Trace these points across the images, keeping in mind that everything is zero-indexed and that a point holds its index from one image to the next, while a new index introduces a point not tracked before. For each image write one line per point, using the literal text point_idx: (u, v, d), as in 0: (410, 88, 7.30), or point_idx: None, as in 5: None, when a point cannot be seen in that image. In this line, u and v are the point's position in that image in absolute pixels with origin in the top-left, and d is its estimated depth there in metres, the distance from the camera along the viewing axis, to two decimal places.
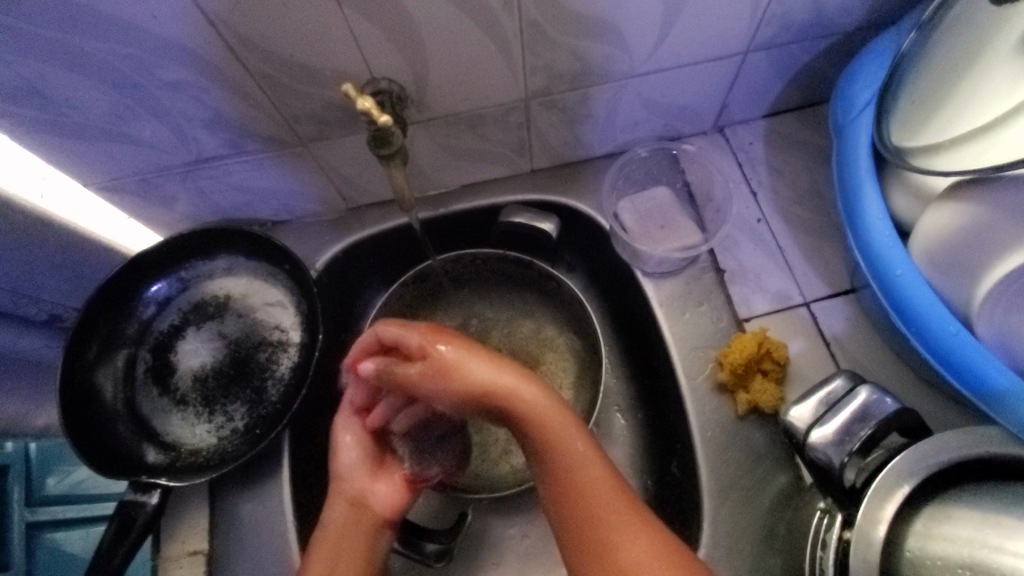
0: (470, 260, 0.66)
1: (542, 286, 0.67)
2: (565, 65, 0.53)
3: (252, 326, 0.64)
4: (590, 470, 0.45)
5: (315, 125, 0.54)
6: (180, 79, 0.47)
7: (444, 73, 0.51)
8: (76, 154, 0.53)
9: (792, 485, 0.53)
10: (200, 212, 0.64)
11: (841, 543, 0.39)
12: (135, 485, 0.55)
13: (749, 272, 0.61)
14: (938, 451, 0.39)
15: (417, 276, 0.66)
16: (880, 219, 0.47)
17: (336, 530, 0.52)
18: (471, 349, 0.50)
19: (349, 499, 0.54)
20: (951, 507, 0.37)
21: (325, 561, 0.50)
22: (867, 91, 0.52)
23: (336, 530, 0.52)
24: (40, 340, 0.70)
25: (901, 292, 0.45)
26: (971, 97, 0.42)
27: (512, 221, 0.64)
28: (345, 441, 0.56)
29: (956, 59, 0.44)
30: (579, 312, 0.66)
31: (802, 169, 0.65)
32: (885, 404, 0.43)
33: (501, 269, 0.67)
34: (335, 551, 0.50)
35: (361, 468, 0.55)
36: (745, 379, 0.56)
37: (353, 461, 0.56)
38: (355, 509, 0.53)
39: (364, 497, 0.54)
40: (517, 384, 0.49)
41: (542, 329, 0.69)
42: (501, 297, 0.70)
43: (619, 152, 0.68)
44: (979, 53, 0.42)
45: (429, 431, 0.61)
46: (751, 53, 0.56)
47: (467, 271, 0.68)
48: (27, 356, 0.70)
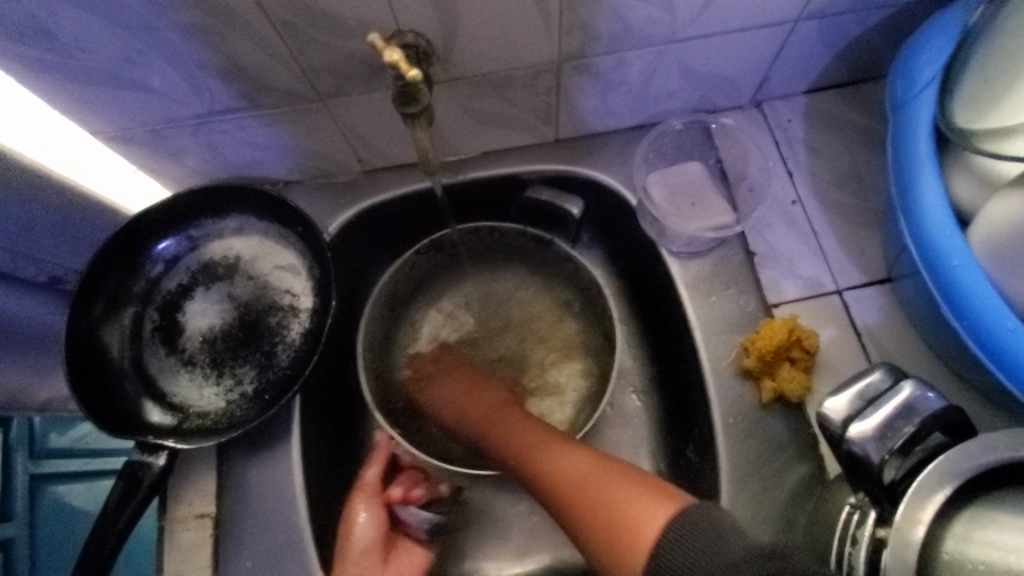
0: (488, 234, 0.64)
1: (558, 265, 0.65)
2: (604, 26, 0.49)
3: (262, 290, 0.62)
4: (589, 470, 0.45)
5: (336, 79, 0.51)
6: (194, 21, 0.44)
7: (476, 29, 0.47)
8: (85, 100, 0.50)
9: (814, 476, 0.52)
10: (210, 167, 0.61)
11: (873, 540, 0.38)
12: (141, 445, 0.54)
13: (781, 256, 0.58)
14: (983, 452, 0.37)
15: (433, 245, 0.64)
16: (938, 206, 0.44)
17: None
18: (471, 389, 0.60)
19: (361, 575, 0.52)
20: (995, 511, 0.35)
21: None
22: (931, 68, 0.48)
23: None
24: (43, 307, 0.66)
25: (956, 285, 0.43)
26: None
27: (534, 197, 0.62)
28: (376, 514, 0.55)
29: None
30: (595, 297, 0.63)
31: (843, 150, 0.61)
32: (930, 401, 0.41)
33: (516, 246, 0.65)
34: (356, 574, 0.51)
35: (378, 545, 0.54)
36: (773, 366, 0.54)
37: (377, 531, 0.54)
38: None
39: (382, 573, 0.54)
40: (534, 435, 0.51)
41: (550, 308, 0.67)
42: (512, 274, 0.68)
43: (651, 123, 0.64)
44: None
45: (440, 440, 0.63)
46: (802, 22, 0.52)
47: (480, 246, 0.66)
48: (26, 325, 0.65)
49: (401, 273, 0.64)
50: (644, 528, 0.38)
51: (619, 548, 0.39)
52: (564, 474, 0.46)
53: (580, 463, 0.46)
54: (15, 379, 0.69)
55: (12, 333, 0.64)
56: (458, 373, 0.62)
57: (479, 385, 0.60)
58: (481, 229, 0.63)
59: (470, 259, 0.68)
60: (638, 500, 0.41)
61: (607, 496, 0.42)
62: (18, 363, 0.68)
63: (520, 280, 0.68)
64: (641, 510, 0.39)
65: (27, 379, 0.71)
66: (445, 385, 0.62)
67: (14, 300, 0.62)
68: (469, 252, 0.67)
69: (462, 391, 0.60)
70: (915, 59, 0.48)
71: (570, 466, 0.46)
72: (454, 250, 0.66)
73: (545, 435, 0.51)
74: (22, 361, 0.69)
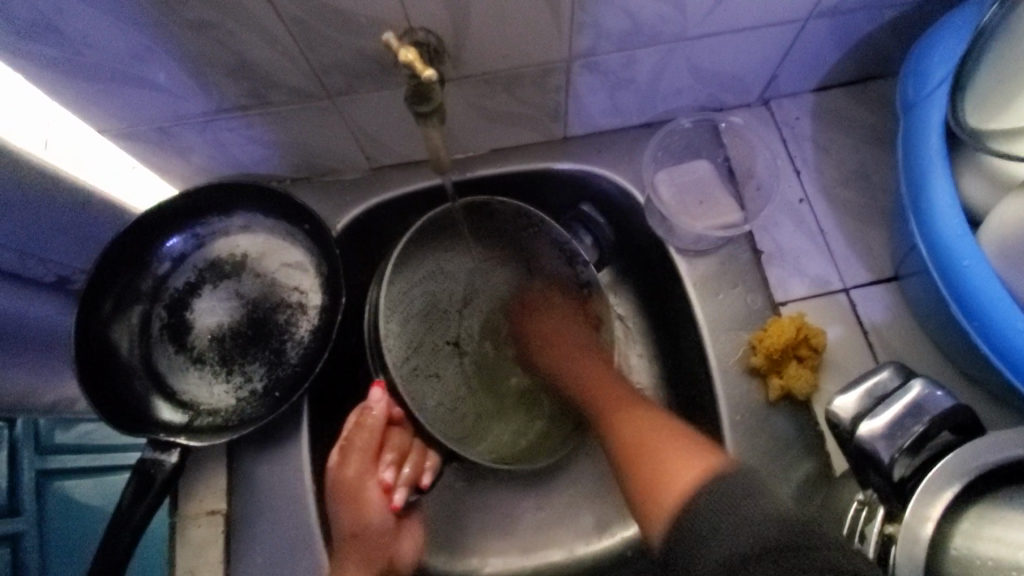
0: (524, 226, 0.62)
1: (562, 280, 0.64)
2: (615, 24, 0.49)
3: (270, 287, 0.62)
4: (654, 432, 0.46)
5: (345, 77, 0.50)
6: (205, 19, 0.43)
7: (487, 26, 0.47)
8: (94, 98, 0.50)
9: (820, 473, 0.53)
10: (217, 165, 0.61)
11: (882, 536, 0.39)
12: (153, 442, 0.54)
13: (788, 254, 0.59)
14: (991, 450, 0.38)
15: (478, 205, 0.61)
16: (950, 207, 0.44)
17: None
18: (567, 332, 0.62)
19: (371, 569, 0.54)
20: (1002, 508, 0.36)
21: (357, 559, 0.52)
22: (943, 67, 0.47)
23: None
24: (51, 306, 0.66)
25: (967, 284, 0.43)
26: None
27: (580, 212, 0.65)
28: (371, 505, 0.55)
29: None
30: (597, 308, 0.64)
31: (849, 148, 0.62)
32: (939, 400, 0.41)
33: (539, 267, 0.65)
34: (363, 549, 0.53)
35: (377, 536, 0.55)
36: (780, 364, 0.54)
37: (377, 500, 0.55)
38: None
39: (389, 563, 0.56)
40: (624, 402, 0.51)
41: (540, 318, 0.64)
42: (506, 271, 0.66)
43: (659, 121, 0.64)
44: None
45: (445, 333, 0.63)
46: (812, 20, 0.52)
47: (505, 230, 0.63)
48: (35, 327, 0.65)
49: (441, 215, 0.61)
50: (675, 481, 0.40)
51: (647, 497, 0.41)
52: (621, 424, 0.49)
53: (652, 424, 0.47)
54: (22, 381, 0.69)
55: (23, 335, 0.64)
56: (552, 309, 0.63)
57: (571, 332, 0.62)
58: (529, 215, 0.61)
59: (480, 246, 0.64)
60: (676, 459, 0.42)
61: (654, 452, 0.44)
62: (27, 365, 0.68)
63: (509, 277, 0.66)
64: (685, 476, 0.40)
65: (33, 380, 0.71)
66: (545, 316, 0.63)
67: (25, 300, 0.61)
68: (482, 236, 0.64)
69: (559, 331, 0.62)
70: (927, 58, 0.48)
71: (646, 430, 0.46)
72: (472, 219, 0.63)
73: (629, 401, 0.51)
74: (30, 364, 0.68)
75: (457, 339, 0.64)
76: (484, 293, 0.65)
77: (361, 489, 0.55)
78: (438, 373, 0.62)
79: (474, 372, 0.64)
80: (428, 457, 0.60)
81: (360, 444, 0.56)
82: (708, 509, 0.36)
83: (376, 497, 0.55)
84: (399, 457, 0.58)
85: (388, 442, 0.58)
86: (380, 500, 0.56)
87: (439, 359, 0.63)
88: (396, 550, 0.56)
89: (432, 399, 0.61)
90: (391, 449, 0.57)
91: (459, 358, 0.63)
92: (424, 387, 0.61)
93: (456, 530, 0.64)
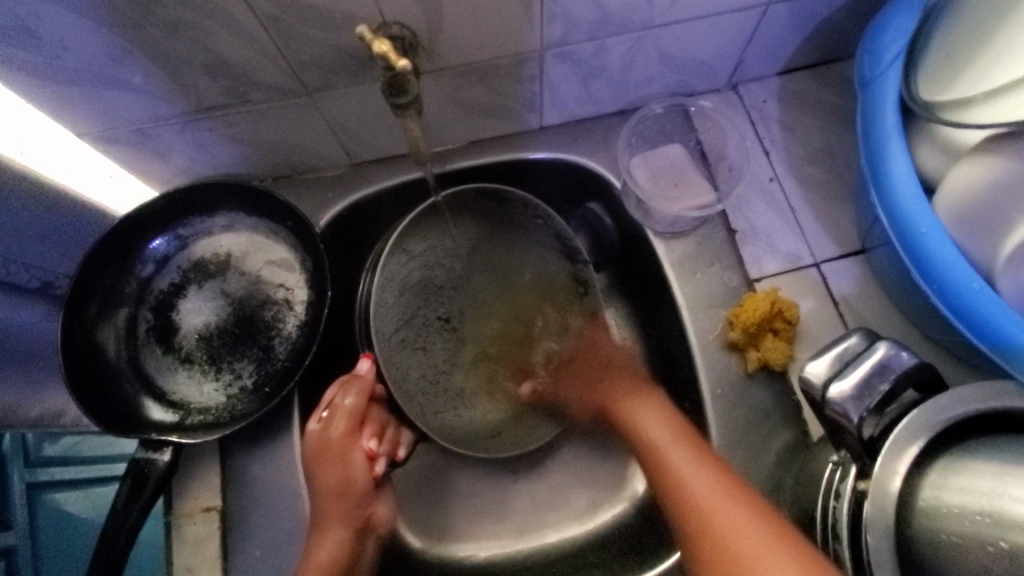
0: (530, 215, 0.64)
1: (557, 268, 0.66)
2: (585, 14, 0.50)
3: (255, 285, 0.62)
4: (707, 489, 0.47)
5: (322, 73, 0.51)
6: (181, 18, 0.44)
7: (460, 19, 0.48)
8: (70, 103, 0.50)
9: (798, 440, 0.55)
10: (197, 165, 0.61)
11: (855, 493, 0.41)
12: (145, 442, 0.55)
13: (761, 232, 0.61)
14: (951, 406, 0.40)
15: (489, 190, 0.62)
16: (905, 175, 0.47)
17: (338, 559, 0.54)
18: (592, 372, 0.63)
19: (350, 528, 0.56)
20: (964, 458, 0.38)
21: (335, 524, 0.55)
22: (896, 45, 0.49)
23: (338, 556, 0.54)
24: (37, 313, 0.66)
25: (924, 250, 0.46)
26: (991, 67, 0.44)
27: (587, 210, 0.68)
28: (355, 467, 0.58)
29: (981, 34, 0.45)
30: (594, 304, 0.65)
31: (815, 127, 0.64)
32: (902, 359, 0.44)
33: (538, 255, 0.66)
34: (341, 516, 0.55)
35: (357, 497, 0.58)
36: (757, 338, 0.56)
37: (361, 468, 0.58)
38: (354, 538, 0.56)
39: (364, 525, 0.58)
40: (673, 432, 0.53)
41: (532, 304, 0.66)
42: (502, 252, 0.66)
43: (632, 108, 0.66)
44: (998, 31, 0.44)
45: (439, 313, 0.65)
46: (774, 5, 0.54)
47: (505, 218, 0.65)
48: (21, 334, 0.65)
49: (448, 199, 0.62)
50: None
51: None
52: (701, 504, 0.46)
53: (698, 474, 0.48)
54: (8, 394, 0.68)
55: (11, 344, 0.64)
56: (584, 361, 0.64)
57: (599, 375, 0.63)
58: (537, 207, 0.63)
59: (482, 234, 0.66)
60: (751, 539, 0.43)
61: (727, 527, 0.44)
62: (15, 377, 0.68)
63: (506, 262, 0.66)
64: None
65: (18, 394, 0.69)
66: (571, 379, 0.64)
67: (10, 308, 0.61)
68: (489, 223, 0.65)
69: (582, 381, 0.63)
70: (882, 38, 0.50)
71: (710, 494, 0.46)
72: (465, 205, 0.63)
73: (673, 430, 0.53)
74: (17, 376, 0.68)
75: (449, 316, 0.65)
76: (481, 281, 0.66)
77: (348, 451, 0.57)
78: (426, 343, 0.64)
79: (459, 351, 0.65)
80: (405, 433, 0.64)
81: (348, 411, 0.58)
82: None
83: (360, 462, 0.58)
84: (381, 429, 0.61)
85: (370, 414, 0.60)
86: (363, 467, 0.58)
87: (427, 332, 0.64)
88: (372, 514, 0.59)
89: (415, 367, 0.63)
90: (372, 422, 0.60)
91: (450, 334, 0.65)
92: (409, 357, 0.63)
93: (451, 515, 0.66)
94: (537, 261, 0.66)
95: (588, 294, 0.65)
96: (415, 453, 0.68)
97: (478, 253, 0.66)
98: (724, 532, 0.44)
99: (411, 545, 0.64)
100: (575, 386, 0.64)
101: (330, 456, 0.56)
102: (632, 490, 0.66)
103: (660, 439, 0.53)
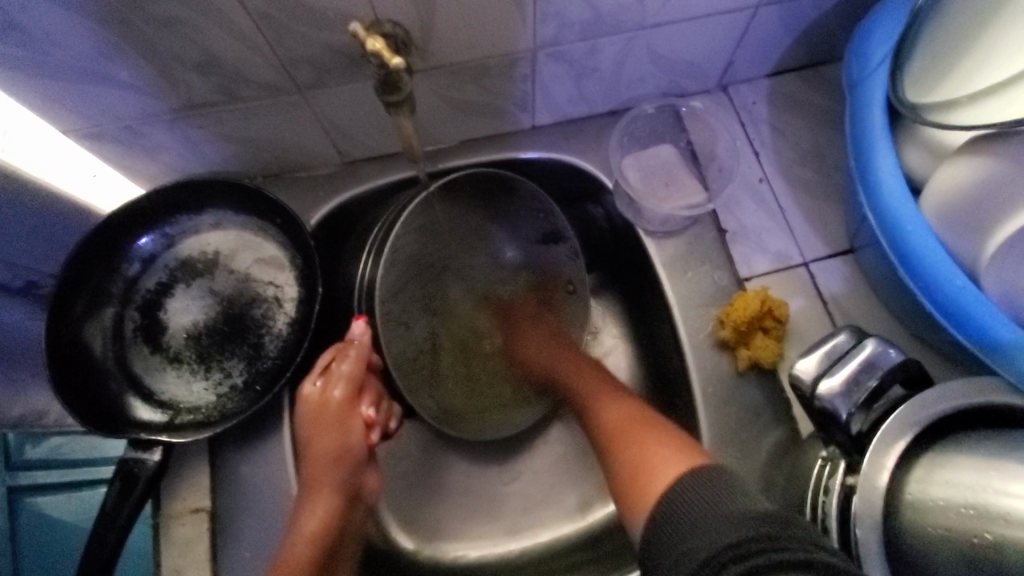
0: (534, 211, 0.65)
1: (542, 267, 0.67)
2: (577, 14, 0.50)
3: (245, 283, 0.61)
4: (618, 416, 0.52)
5: (314, 71, 0.51)
6: (172, 14, 0.43)
7: (453, 17, 0.48)
8: (57, 98, 0.49)
9: (788, 438, 0.55)
10: (186, 162, 0.61)
11: (844, 488, 0.41)
12: (134, 442, 0.54)
13: (751, 231, 0.61)
14: (939, 401, 0.41)
15: (490, 176, 0.62)
16: (892, 175, 0.48)
17: (328, 526, 0.53)
18: (538, 334, 0.65)
19: (339, 497, 0.55)
20: (951, 453, 0.39)
21: (327, 489, 0.54)
22: (881, 49, 0.51)
23: (327, 524, 0.53)
24: (20, 312, 0.65)
25: (910, 248, 0.46)
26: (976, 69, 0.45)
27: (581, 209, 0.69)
28: (351, 433, 0.57)
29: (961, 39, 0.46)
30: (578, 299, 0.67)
31: (804, 129, 0.65)
32: (890, 356, 0.44)
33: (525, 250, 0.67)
34: (330, 479, 0.55)
35: (351, 463, 0.57)
36: (747, 336, 0.57)
37: (355, 432, 0.58)
38: (344, 506, 0.56)
39: (353, 494, 0.57)
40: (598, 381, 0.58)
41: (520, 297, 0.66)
42: (486, 238, 0.66)
43: (624, 109, 0.66)
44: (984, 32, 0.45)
45: (425, 293, 0.62)
46: (763, 7, 0.55)
47: (498, 208, 0.65)
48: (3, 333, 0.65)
49: (458, 178, 0.61)
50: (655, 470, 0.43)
51: (626, 483, 0.45)
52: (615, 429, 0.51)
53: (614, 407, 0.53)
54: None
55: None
56: (530, 327, 0.65)
57: (550, 339, 0.64)
58: (534, 195, 0.64)
59: (477, 213, 0.64)
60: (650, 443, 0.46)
61: (631, 437, 0.48)
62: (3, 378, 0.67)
63: (488, 251, 0.66)
64: (668, 467, 0.43)
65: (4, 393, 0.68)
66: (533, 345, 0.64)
67: None
68: (484, 206, 0.64)
69: (533, 341, 0.64)
70: (867, 42, 0.51)
71: (622, 421, 0.51)
72: (461, 187, 0.62)
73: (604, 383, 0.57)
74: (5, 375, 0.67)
75: (433, 300, 0.63)
76: (466, 262, 0.65)
77: (345, 417, 0.57)
78: (411, 326, 0.62)
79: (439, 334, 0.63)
80: (398, 406, 0.62)
81: (344, 376, 0.57)
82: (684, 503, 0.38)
83: (357, 430, 0.58)
84: (377, 399, 0.60)
85: (367, 384, 0.59)
86: (356, 433, 0.58)
87: (411, 314, 0.62)
88: (362, 484, 0.58)
89: (399, 344, 0.61)
90: (369, 391, 0.59)
91: (434, 314, 0.63)
92: (393, 337, 0.60)
93: (443, 515, 0.66)
94: (525, 253, 0.67)
95: (577, 293, 0.68)
96: (408, 453, 0.68)
97: (463, 234, 0.64)
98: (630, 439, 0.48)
99: (403, 546, 0.64)
100: (531, 350, 0.64)
101: (327, 420, 0.56)
102: None
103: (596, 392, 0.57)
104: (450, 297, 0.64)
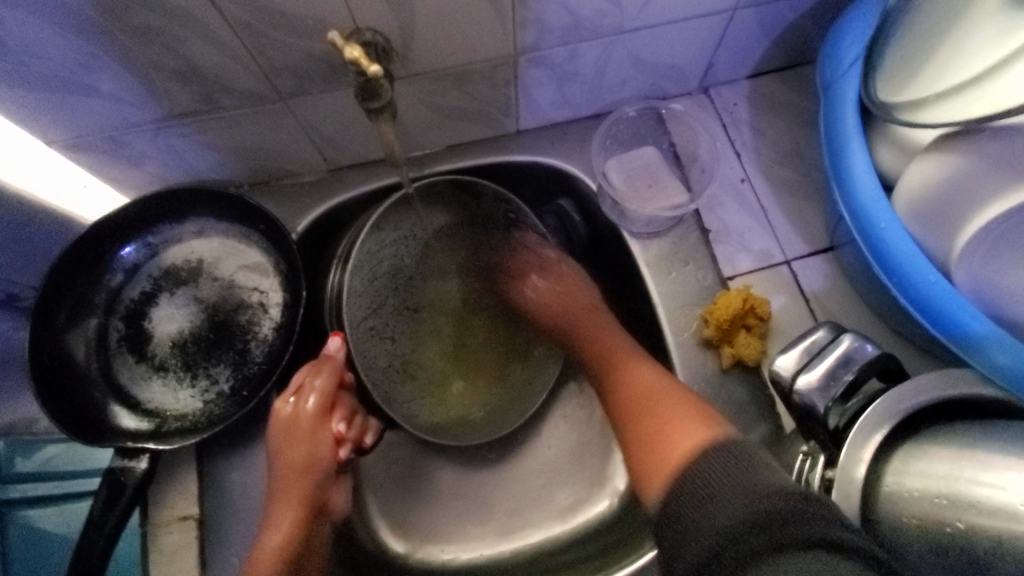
0: (502, 210, 0.64)
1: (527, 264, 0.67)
2: (555, 19, 0.51)
3: (228, 291, 0.62)
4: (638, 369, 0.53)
5: (295, 79, 0.51)
6: (150, 24, 0.44)
7: (432, 25, 0.49)
8: (37, 110, 0.49)
9: (773, 434, 0.56)
10: (171, 171, 0.61)
11: (824, 481, 0.42)
12: (121, 451, 0.54)
13: (734, 231, 0.62)
14: (914, 395, 0.41)
15: (459, 182, 0.61)
16: (866, 174, 0.49)
17: (295, 538, 0.52)
18: (556, 285, 0.64)
19: (309, 507, 0.55)
20: (924, 445, 0.39)
21: (292, 506, 0.53)
22: (854, 49, 0.52)
23: (293, 537, 0.52)
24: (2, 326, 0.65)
25: (886, 245, 0.47)
26: (945, 64, 0.45)
27: (558, 204, 0.69)
28: (321, 447, 0.56)
29: (929, 35, 0.46)
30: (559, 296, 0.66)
31: (783, 129, 0.66)
32: (866, 351, 0.45)
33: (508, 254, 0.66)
34: (297, 497, 0.54)
35: (320, 476, 0.56)
36: (730, 335, 0.58)
37: (325, 447, 0.57)
38: (311, 518, 0.55)
39: (321, 506, 0.57)
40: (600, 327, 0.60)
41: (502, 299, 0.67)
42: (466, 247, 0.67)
43: (607, 112, 0.67)
44: (954, 21, 0.44)
45: (409, 300, 0.65)
46: (740, 11, 0.55)
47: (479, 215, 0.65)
48: None
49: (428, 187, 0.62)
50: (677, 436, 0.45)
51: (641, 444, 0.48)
52: (631, 380, 0.53)
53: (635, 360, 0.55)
54: None
55: None
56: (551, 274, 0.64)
57: (570, 291, 0.63)
58: (508, 200, 0.63)
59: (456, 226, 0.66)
60: (668, 404, 0.48)
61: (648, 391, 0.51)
62: None
63: (466, 260, 0.67)
64: (689, 434, 0.44)
65: None
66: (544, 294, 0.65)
67: None
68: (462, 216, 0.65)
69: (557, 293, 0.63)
70: (840, 41, 0.53)
71: (641, 375, 0.52)
72: (440, 193, 0.63)
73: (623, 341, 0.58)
74: None
75: (417, 305, 0.66)
76: (447, 270, 0.67)
77: (317, 431, 0.56)
78: (395, 333, 0.65)
79: (423, 339, 0.65)
80: (373, 421, 0.63)
81: (319, 391, 0.56)
82: (707, 475, 0.39)
83: (328, 443, 0.57)
84: (349, 414, 0.60)
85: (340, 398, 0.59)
86: (327, 448, 0.57)
87: (395, 323, 0.65)
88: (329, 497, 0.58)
89: (382, 354, 0.64)
90: (340, 407, 0.59)
91: (419, 325, 0.65)
92: (376, 347, 0.63)
93: (432, 519, 0.66)
94: (506, 259, 0.66)
95: None
96: (398, 458, 0.68)
97: (444, 243, 0.66)
98: (649, 399, 0.50)
99: (393, 550, 0.64)
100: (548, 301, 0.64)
101: (299, 435, 0.55)
102: (615, 488, 0.66)
103: (608, 341, 0.58)
104: (433, 304, 0.66)
